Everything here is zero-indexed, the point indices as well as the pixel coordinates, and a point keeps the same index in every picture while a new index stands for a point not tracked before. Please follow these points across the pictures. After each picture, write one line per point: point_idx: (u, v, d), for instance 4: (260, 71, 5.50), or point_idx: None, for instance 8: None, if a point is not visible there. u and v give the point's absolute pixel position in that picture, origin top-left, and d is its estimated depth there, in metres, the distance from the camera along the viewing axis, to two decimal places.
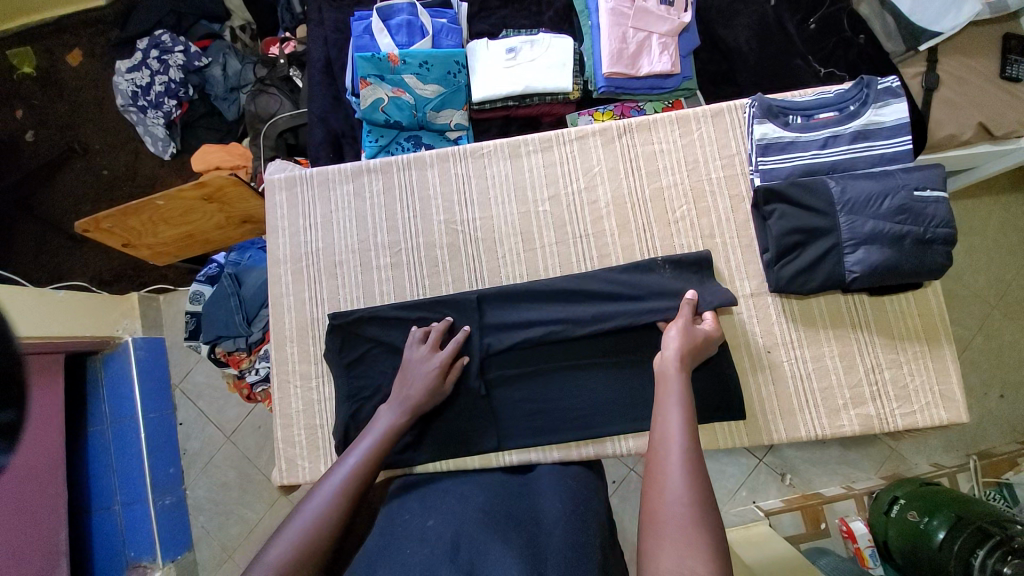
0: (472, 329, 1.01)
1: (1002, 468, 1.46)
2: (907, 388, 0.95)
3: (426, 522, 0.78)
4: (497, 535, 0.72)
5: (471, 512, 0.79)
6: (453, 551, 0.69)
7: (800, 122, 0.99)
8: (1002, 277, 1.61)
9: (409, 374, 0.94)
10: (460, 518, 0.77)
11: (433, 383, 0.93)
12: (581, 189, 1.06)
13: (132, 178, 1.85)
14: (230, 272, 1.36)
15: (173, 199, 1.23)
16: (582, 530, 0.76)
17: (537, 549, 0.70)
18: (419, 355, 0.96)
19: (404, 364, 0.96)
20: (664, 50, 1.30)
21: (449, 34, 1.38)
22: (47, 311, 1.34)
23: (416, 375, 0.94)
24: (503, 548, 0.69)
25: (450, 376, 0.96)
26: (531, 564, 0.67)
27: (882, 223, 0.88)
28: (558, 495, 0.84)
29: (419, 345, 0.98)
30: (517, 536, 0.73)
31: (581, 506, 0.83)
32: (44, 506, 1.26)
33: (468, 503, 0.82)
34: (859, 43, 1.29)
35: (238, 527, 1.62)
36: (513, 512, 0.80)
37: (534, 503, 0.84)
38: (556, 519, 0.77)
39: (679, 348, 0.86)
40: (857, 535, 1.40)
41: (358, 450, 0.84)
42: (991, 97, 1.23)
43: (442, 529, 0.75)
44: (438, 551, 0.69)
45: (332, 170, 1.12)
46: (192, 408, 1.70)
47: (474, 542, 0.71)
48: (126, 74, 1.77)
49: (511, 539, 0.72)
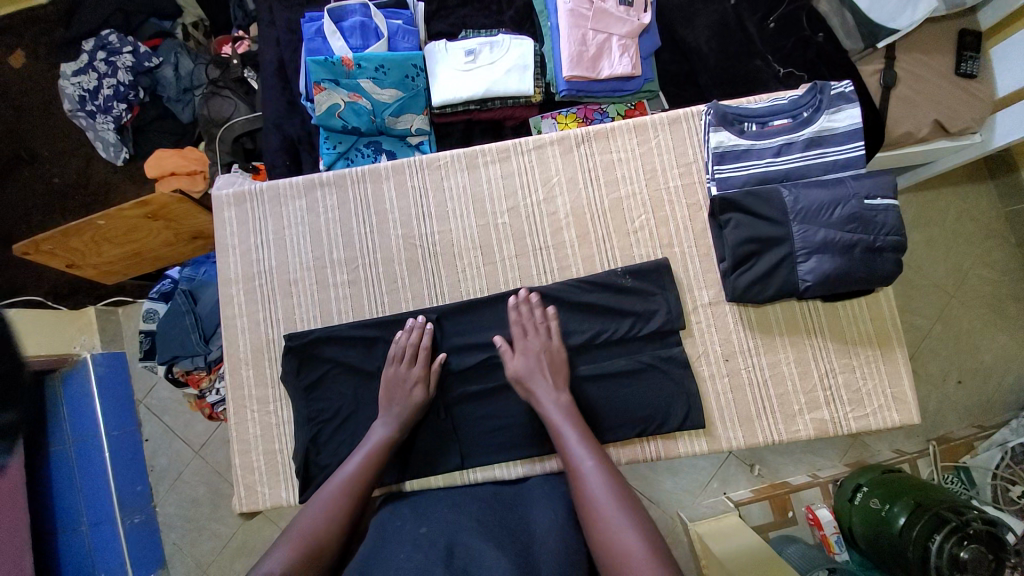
0: (447, 355, 0.99)
1: (959, 451, 1.51)
2: (860, 392, 0.97)
3: (417, 529, 0.79)
4: (488, 539, 0.74)
5: (466, 521, 0.80)
6: (447, 557, 0.70)
7: (755, 129, 0.99)
8: (960, 266, 1.66)
9: (396, 400, 0.93)
10: (454, 525, 0.78)
11: (417, 399, 0.94)
12: (540, 200, 1.04)
13: (83, 186, 1.75)
14: (184, 289, 1.31)
15: (114, 218, 1.19)
16: (575, 534, 0.77)
17: (529, 557, 0.72)
18: (405, 372, 0.95)
19: (388, 392, 0.94)
20: (624, 52, 1.28)
21: (405, 35, 1.33)
22: (39, 321, 1.43)
23: (402, 390, 0.94)
24: (498, 553, 0.71)
25: (429, 403, 0.95)
26: (523, 567, 0.69)
27: (834, 231, 0.89)
28: (550, 507, 0.84)
29: (403, 361, 0.96)
30: (509, 544, 0.74)
31: (574, 512, 0.83)
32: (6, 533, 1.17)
33: (461, 511, 0.83)
34: (818, 42, 1.29)
35: (213, 541, 1.59)
36: (507, 521, 0.81)
37: (525, 512, 0.84)
38: (548, 526, 0.78)
39: (528, 371, 0.92)
40: (824, 523, 1.44)
41: (353, 462, 0.85)
42: (946, 94, 1.25)
43: (433, 535, 0.76)
44: (432, 556, 0.70)
45: (282, 184, 1.07)
46: (158, 423, 1.64)
47: (469, 547, 0.72)
48: (71, 78, 1.68)
49: (505, 547, 0.73)
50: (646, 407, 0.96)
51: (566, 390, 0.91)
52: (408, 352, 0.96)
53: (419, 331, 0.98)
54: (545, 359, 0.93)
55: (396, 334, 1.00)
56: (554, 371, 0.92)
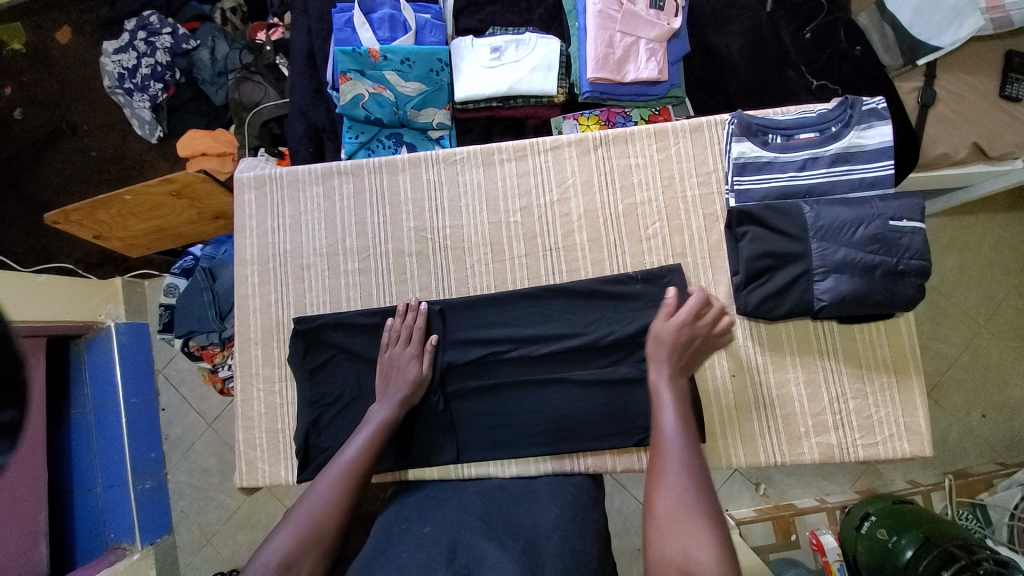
0: (438, 339, 1.00)
1: (977, 488, 1.45)
2: (871, 419, 0.94)
3: (422, 529, 0.79)
4: (493, 540, 0.74)
5: (471, 518, 0.80)
6: (449, 556, 0.70)
7: (779, 141, 0.96)
8: (993, 296, 1.59)
9: (391, 380, 0.95)
10: (459, 523, 0.78)
11: (415, 381, 0.94)
12: (553, 201, 1.04)
13: (119, 160, 1.81)
14: (205, 266, 1.35)
15: (139, 194, 1.24)
16: (580, 538, 0.77)
17: (533, 554, 0.72)
18: (400, 353, 0.96)
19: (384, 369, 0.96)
20: (652, 56, 1.26)
21: (433, 29, 1.34)
22: (30, 295, 1.34)
23: (400, 370, 0.95)
24: (502, 552, 0.71)
25: (425, 385, 0.96)
26: (527, 565, 0.69)
27: (854, 252, 0.86)
28: (557, 507, 0.84)
29: (398, 343, 0.97)
30: (513, 541, 0.74)
31: (582, 516, 0.83)
32: (26, 487, 1.24)
33: (465, 509, 0.83)
34: (855, 55, 1.24)
35: (218, 513, 1.62)
36: (515, 522, 0.80)
37: (531, 509, 0.84)
38: (553, 528, 0.78)
39: (669, 341, 0.83)
40: (826, 549, 1.39)
41: (355, 444, 0.85)
42: (990, 116, 1.19)
43: (438, 534, 0.76)
44: (435, 556, 0.70)
45: (301, 171, 1.09)
46: (175, 394, 1.68)
47: (472, 546, 0.72)
48: (112, 55, 1.72)
49: (509, 545, 0.72)
50: (645, 417, 0.95)
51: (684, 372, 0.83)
52: (398, 334, 0.98)
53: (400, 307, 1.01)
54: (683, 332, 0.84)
55: (387, 321, 1.01)
56: (677, 347, 0.83)
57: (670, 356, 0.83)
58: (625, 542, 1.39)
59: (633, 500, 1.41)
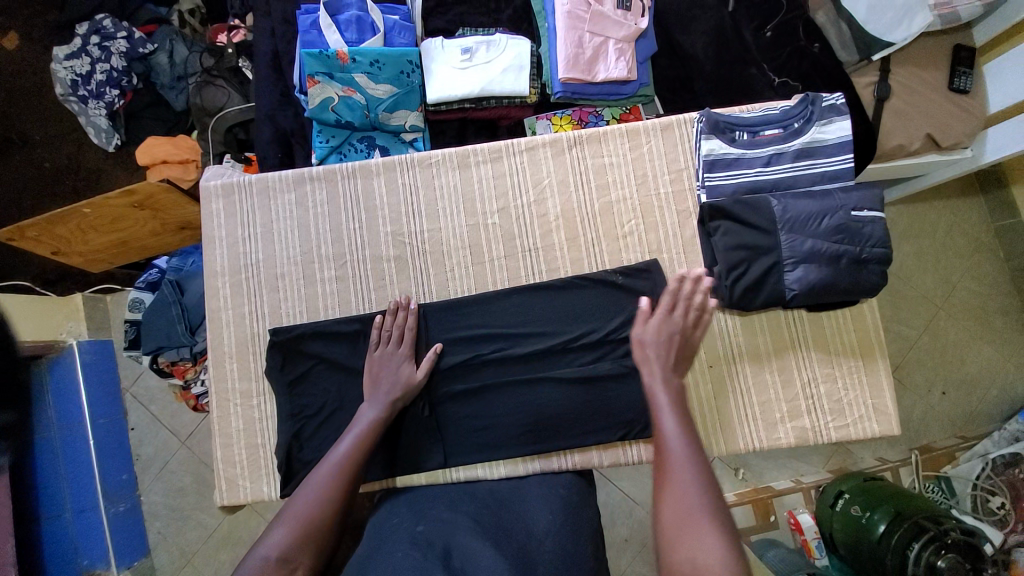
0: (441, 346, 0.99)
1: (941, 462, 1.54)
2: (841, 402, 0.98)
3: (415, 527, 0.78)
4: (485, 540, 0.73)
5: (465, 519, 0.79)
6: (444, 557, 0.68)
7: (746, 138, 0.99)
8: (948, 279, 1.67)
9: (653, 354, 0.83)
10: (453, 525, 0.77)
11: (404, 383, 0.93)
12: (530, 202, 1.04)
13: (75, 171, 1.73)
14: (171, 279, 1.30)
15: (99, 207, 1.19)
16: (573, 538, 0.78)
17: (527, 555, 0.71)
18: (391, 353, 0.96)
19: (652, 340, 0.85)
20: (620, 55, 1.27)
21: (402, 31, 1.33)
22: (27, 313, 1.39)
23: (389, 373, 0.94)
24: (496, 552, 0.70)
25: (417, 388, 0.94)
26: (521, 565, 0.68)
27: (821, 242, 0.89)
28: (548, 506, 0.84)
29: (389, 344, 0.96)
30: (506, 543, 0.73)
31: (574, 515, 0.83)
32: None
33: (459, 511, 0.82)
34: (814, 52, 1.29)
35: (197, 533, 1.57)
36: (507, 522, 0.79)
37: (524, 509, 0.84)
38: (546, 529, 0.78)
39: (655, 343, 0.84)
40: (804, 528, 1.46)
41: (344, 443, 0.83)
42: (939, 109, 1.26)
43: (432, 534, 0.75)
44: (429, 556, 0.68)
45: (272, 178, 1.06)
46: (144, 412, 1.62)
47: (465, 548, 0.70)
48: (64, 62, 1.65)
49: (502, 545, 0.72)
50: (628, 411, 0.97)
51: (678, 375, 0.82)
52: (669, 300, 0.89)
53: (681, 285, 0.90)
54: (677, 339, 0.85)
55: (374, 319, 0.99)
56: None
57: (661, 358, 0.83)
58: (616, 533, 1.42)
59: (618, 492, 1.43)
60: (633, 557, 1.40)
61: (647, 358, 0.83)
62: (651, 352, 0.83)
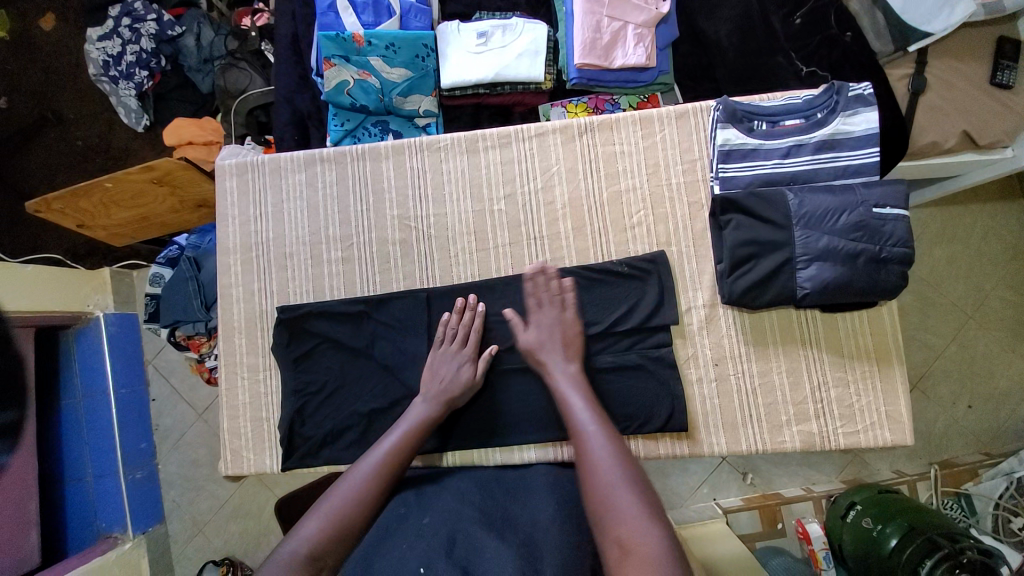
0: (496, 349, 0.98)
1: (962, 478, 1.47)
2: (852, 407, 0.94)
3: (421, 518, 0.77)
4: (491, 532, 0.74)
5: (470, 510, 0.80)
6: (449, 548, 0.70)
7: (765, 128, 0.95)
8: (983, 287, 1.59)
9: (543, 353, 0.89)
10: (458, 514, 0.78)
11: (465, 383, 0.93)
12: (537, 188, 1.03)
13: (105, 149, 1.79)
14: (189, 255, 1.33)
15: (121, 181, 1.22)
16: (577, 529, 0.77)
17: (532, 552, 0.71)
18: (453, 353, 0.95)
19: (538, 342, 0.90)
20: (639, 41, 1.24)
21: (418, 14, 1.31)
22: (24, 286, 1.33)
23: (450, 372, 0.94)
24: (500, 546, 0.70)
25: (475, 389, 0.95)
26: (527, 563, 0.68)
27: (838, 239, 0.85)
28: (552, 497, 0.83)
29: (451, 343, 0.96)
30: (511, 534, 0.74)
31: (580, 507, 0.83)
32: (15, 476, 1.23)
33: (465, 501, 0.82)
34: (845, 41, 1.23)
35: (209, 503, 1.62)
36: (510, 515, 0.80)
37: (527, 501, 0.84)
38: (549, 519, 0.77)
39: (538, 341, 0.90)
40: (813, 538, 1.41)
41: (389, 440, 0.84)
42: (980, 103, 1.18)
43: (436, 524, 0.75)
44: (435, 545, 0.70)
45: (284, 158, 1.08)
46: (165, 384, 1.68)
47: (471, 538, 0.72)
48: (96, 42, 1.69)
49: (507, 537, 0.73)
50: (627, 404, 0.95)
51: (576, 361, 0.89)
52: (534, 299, 0.94)
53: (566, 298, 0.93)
54: (558, 331, 0.91)
55: (442, 317, 0.99)
56: (567, 344, 0.90)
57: (559, 352, 0.89)
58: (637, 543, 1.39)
59: None
60: None
61: (546, 354, 0.89)
62: (542, 347, 0.90)
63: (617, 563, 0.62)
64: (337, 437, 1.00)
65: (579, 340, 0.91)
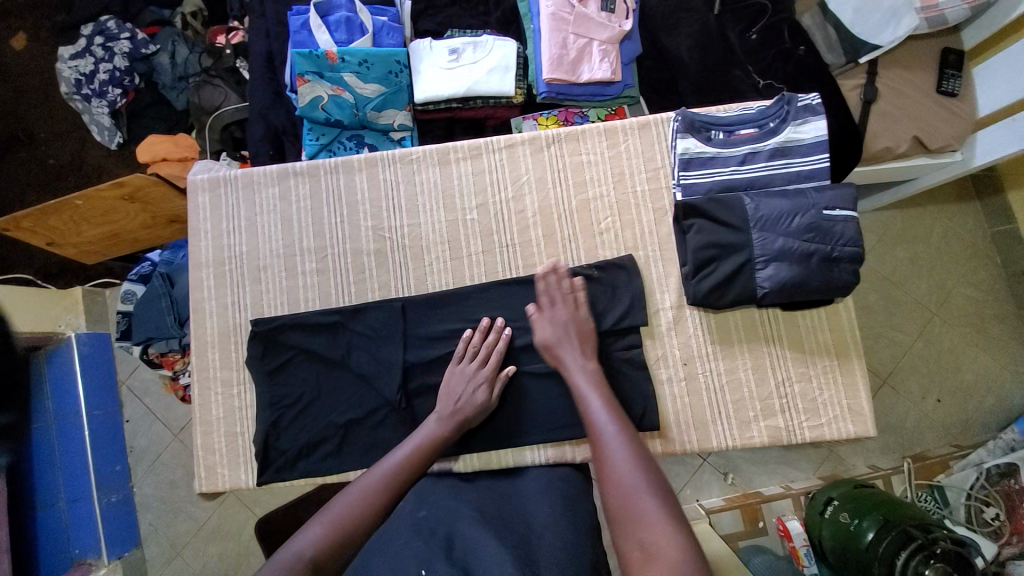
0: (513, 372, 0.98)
1: (935, 470, 1.52)
2: (815, 401, 0.97)
3: (417, 512, 0.79)
4: (489, 530, 0.74)
5: (468, 508, 0.80)
6: (447, 550, 0.70)
7: (722, 137, 0.99)
8: (943, 285, 1.66)
9: (562, 351, 0.91)
10: (457, 513, 0.78)
11: (482, 402, 0.93)
12: (508, 198, 1.05)
13: (77, 167, 1.77)
14: (161, 272, 1.31)
15: (92, 198, 1.22)
16: (573, 531, 0.77)
17: (531, 554, 0.70)
18: (472, 372, 0.95)
19: (553, 337, 0.93)
20: (605, 57, 1.29)
21: (391, 32, 1.35)
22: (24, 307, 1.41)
23: (468, 390, 0.93)
24: (499, 545, 0.70)
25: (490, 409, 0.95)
26: (526, 564, 0.68)
27: (792, 241, 0.89)
28: (546, 500, 0.84)
29: (472, 361, 0.96)
30: (508, 535, 0.73)
31: (572, 507, 0.84)
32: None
33: (462, 499, 0.83)
34: (799, 54, 1.30)
35: (186, 527, 1.58)
36: (507, 514, 0.80)
37: (523, 504, 0.84)
38: (545, 523, 0.78)
39: (553, 339, 0.93)
40: (793, 534, 1.43)
41: (401, 451, 0.87)
42: (926, 110, 1.26)
43: (434, 523, 0.76)
44: (434, 547, 0.70)
45: (257, 172, 1.09)
46: (139, 405, 1.64)
47: (469, 538, 0.72)
48: (69, 61, 1.69)
49: (505, 536, 0.72)
50: None
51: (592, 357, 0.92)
52: (546, 298, 0.96)
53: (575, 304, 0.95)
54: (572, 328, 0.93)
55: (465, 335, 0.99)
56: (584, 344, 0.92)
57: (578, 351, 0.91)
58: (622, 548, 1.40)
59: None
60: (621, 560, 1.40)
61: (559, 356, 0.92)
62: (561, 345, 0.92)
63: (640, 570, 0.64)
64: (313, 449, 1.00)
65: (592, 338, 0.94)
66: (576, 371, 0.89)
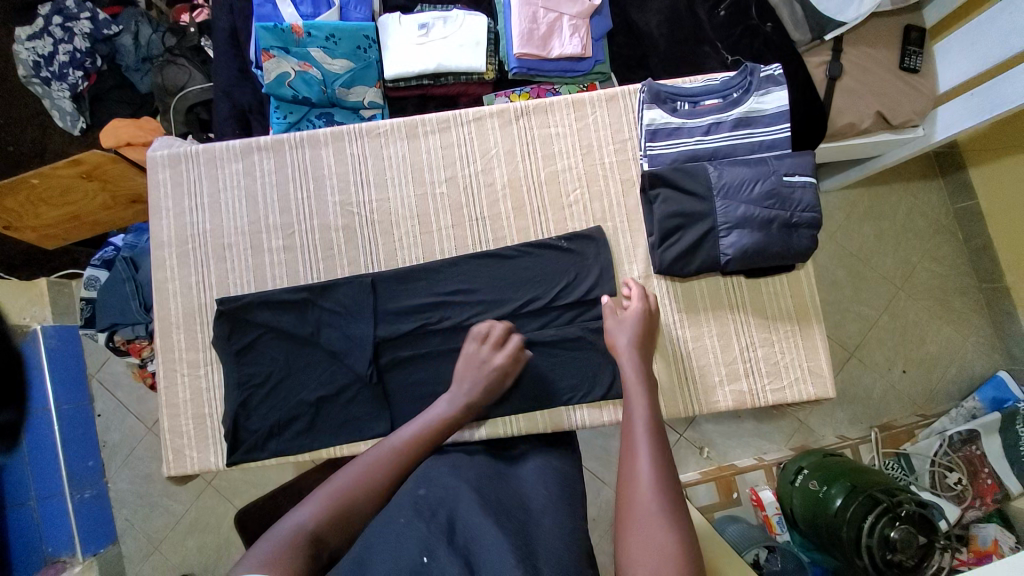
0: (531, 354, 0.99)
1: (900, 439, 1.57)
2: (777, 364, 1.00)
3: (416, 490, 0.74)
4: (489, 515, 0.71)
5: (467, 487, 0.76)
6: (449, 533, 0.67)
7: (687, 108, 1.00)
8: (909, 260, 1.71)
9: (626, 338, 0.93)
10: (455, 491, 0.74)
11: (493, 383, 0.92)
12: (477, 171, 1.05)
13: (38, 155, 1.70)
14: (126, 256, 1.29)
15: (48, 176, 1.20)
16: (570, 517, 0.77)
17: (529, 541, 0.69)
18: (479, 353, 0.94)
19: (627, 326, 0.94)
20: (575, 32, 1.28)
21: (358, 5, 1.32)
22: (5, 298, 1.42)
23: (477, 372, 0.92)
24: (499, 532, 0.68)
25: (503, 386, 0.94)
26: (525, 553, 0.66)
27: (753, 208, 0.91)
28: (542, 483, 0.83)
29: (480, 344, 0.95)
30: (508, 521, 0.71)
31: (568, 491, 0.83)
32: None
33: (461, 475, 0.79)
34: (765, 31, 1.31)
35: (164, 519, 1.56)
36: (503, 495, 0.77)
37: (517, 483, 0.82)
38: (542, 509, 0.77)
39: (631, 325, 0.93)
40: (766, 504, 1.49)
41: (408, 429, 0.83)
42: (890, 86, 1.29)
43: (432, 500, 0.72)
44: (433, 526, 0.68)
45: (218, 148, 1.06)
46: (110, 397, 1.60)
47: (470, 524, 0.69)
48: (26, 42, 1.63)
49: (504, 523, 0.70)
50: (571, 376, 0.99)
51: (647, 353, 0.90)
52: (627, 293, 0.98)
53: (644, 302, 0.95)
54: (645, 318, 0.95)
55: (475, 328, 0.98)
56: (646, 335, 0.93)
57: (636, 349, 0.90)
58: (601, 523, 1.43)
59: (586, 472, 1.46)
60: (601, 534, 1.43)
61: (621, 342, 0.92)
62: (625, 338, 0.92)
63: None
64: (284, 428, 0.99)
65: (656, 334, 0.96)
66: (630, 361, 0.88)
